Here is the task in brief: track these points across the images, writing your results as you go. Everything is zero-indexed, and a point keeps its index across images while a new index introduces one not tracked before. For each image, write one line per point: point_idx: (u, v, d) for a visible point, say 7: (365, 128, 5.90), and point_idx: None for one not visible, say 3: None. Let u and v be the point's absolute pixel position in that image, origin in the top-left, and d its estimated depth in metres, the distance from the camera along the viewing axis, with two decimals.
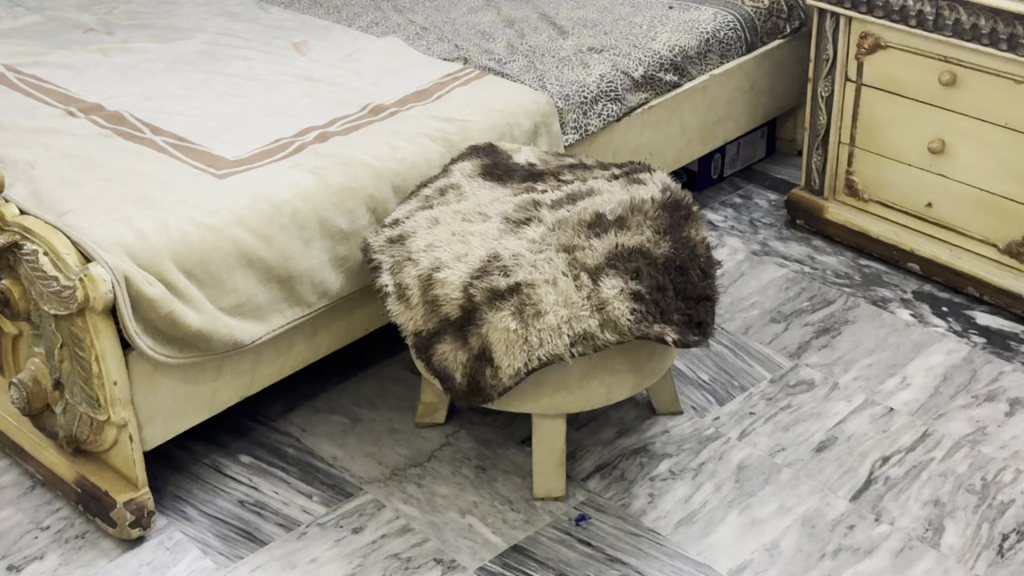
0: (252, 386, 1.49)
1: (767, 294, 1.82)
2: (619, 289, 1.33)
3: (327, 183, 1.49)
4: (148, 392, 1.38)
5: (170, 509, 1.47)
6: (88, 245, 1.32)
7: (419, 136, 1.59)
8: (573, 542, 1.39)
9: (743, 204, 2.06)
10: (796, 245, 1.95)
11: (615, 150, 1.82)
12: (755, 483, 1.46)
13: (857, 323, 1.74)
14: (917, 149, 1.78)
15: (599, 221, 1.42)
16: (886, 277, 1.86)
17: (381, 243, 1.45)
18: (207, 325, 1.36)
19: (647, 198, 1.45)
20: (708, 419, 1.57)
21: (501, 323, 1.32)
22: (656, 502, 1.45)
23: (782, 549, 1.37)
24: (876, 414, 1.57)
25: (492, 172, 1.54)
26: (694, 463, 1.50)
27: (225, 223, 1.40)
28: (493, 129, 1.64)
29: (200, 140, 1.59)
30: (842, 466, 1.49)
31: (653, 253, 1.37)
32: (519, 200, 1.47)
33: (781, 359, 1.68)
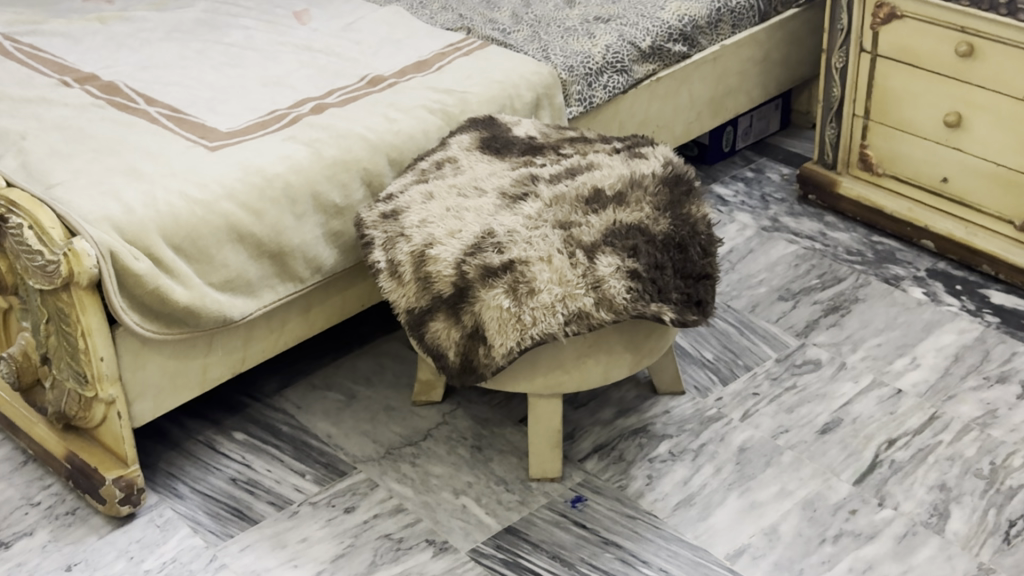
0: (245, 362, 1.47)
1: (776, 271, 1.78)
2: (615, 267, 1.29)
3: (320, 156, 1.46)
4: (136, 368, 1.36)
5: (161, 486, 1.45)
6: (73, 219, 1.29)
7: (416, 108, 1.56)
8: (567, 524, 1.37)
9: (754, 178, 2.01)
10: (808, 220, 1.90)
11: (621, 123, 1.78)
12: (756, 465, 1.43)
13: (868, 302, 1.70)
14: (932, 122, 1.73)
15: (597, 197, 1.38)
16: (899, 254, 1.81)
17: (374, 218, 1.42)
18: (195, 301, 1.34)
19: (648, 172, 1.42)
20: (710, 399, 1.54)
21: (494, 301, 1.29)
22: (654, 484, 1.41)
23: (781, 533, 1.33)
24: (883, 395, 1.53)
25: (491, 146, 1.50)
26: (694, 445, 1.47)
27: (215, 197, 1.38)
28: (493, 101, 1.60)
29: (194, 111, 1.56)
30: (846, 448, 1.45)
31: (652, 230, 1.34)
32: (517, 175, 1.44)
33: (788, 338, 1.64)
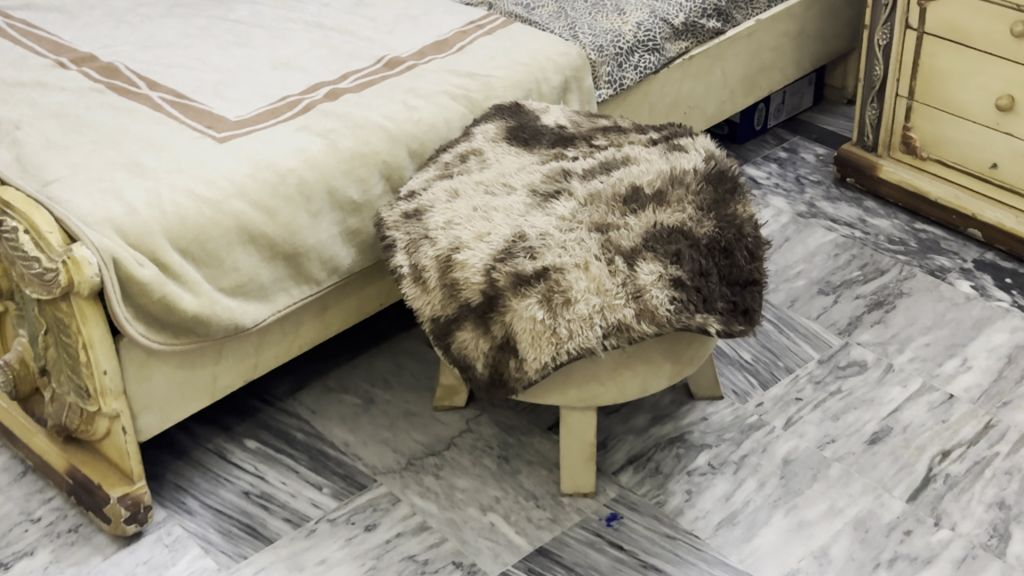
0: (257, 369, 1.38)
1: (815, 262, 1.68)
2: (657, 275, 1.20)
3: (336, 148, 1.36)
4: (142, 381, 1.26)
5: (169, 500, 1.36)
6: (72, 222, 1.20)
7: (437, 93, 1.46)
8: (603, 545, 1.28)
9: (788, 158, 1.91)
10: (846, 205, 1.80)
11: (652, 105, 1.68)
12: (802, 479, 1.35)
13: (913, 296, 1.61)
14: (982, 105, 1.62)
15: (636, 196, 1.28)
16: (944, 243, 1.71)
17: (396, 218, 1.32)
18: (204, 309, 1.25)
19: (689, 168, 1.32)
20: (751, 404, 1.45)
21: (527, 312, 1.20)
22: (694, 501, 1.33)
23: (832, 556, 1.25)
24: (934, 401, 1.44)
25: (518, 136, 1.40)
26: (735, 456, 1.38)
27: (225, 196, 1.28)
28: (519, 86, 1.49)
29: (200, 97, 1.46)
30: (897, 461, 1.37)
31: (696, 234, 1.24)
32: (549, 170, 1.34)
33: (831, 337, 1.55)
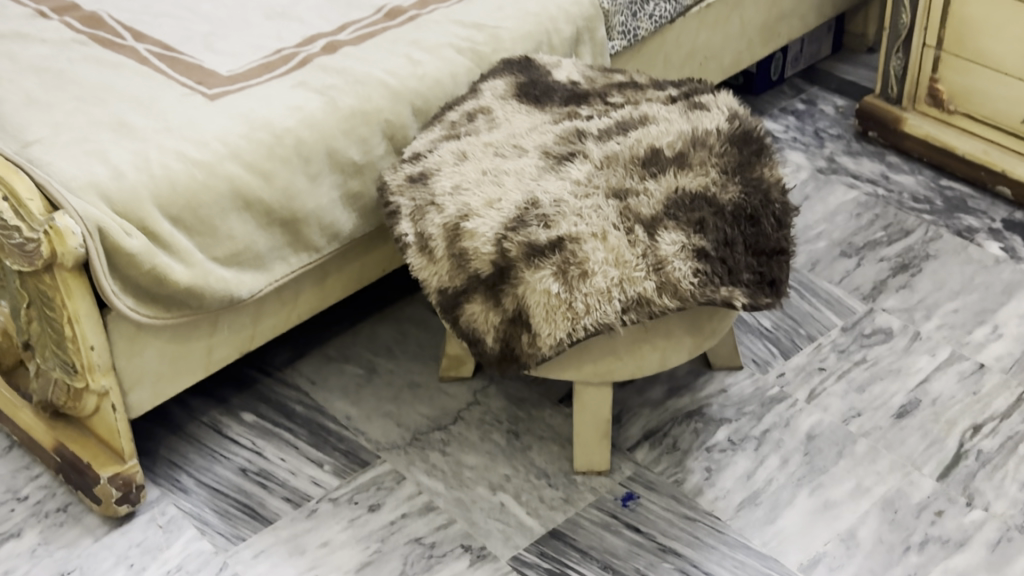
0: (254, 339, 1.30)
1: (836, 223, 1.61)
2: (680, 245, 1.13)
3: (335, 106, 1.28)
4: (132, 356, 1.19)
5: (162, 477, 1.30)
6: (54, 187, 1.11)
7: (443, 47, 1.37)
8: (619, 528, 1.22)
9: (806, 111, 1.83)
10: (868, 161, 1.73)
11: (667, 57, 1.59)
12: (827, 456, 1.28)
13: (940, 259, 1.54)
14: (1017, 57, 1.54)
15: (655, 159, 1.21)
16: (971, 202, 1.63)
17: (400, 182, 1.24)
18: (197, 281, 1.17)
19: (712, 128, 1.24)
20: (772, 375, 1.39)
21: (540, 285, 1.12)
22: (714, 479, 1.27)
23: (859, 539, 1.19)
24: (964, 371, 1.37)
25: (529, 93, 1.32)
26: (756, 431, 1.32)
27: (218, 158, 1.20)
28: (529, 37, 1.41)
29: (189, 49, 1.37)
30: (927, 436, 1.30)
31: (720, 200, 1.16)
32: (562, 131, 1.26)
33: (854, 303, 1.48)
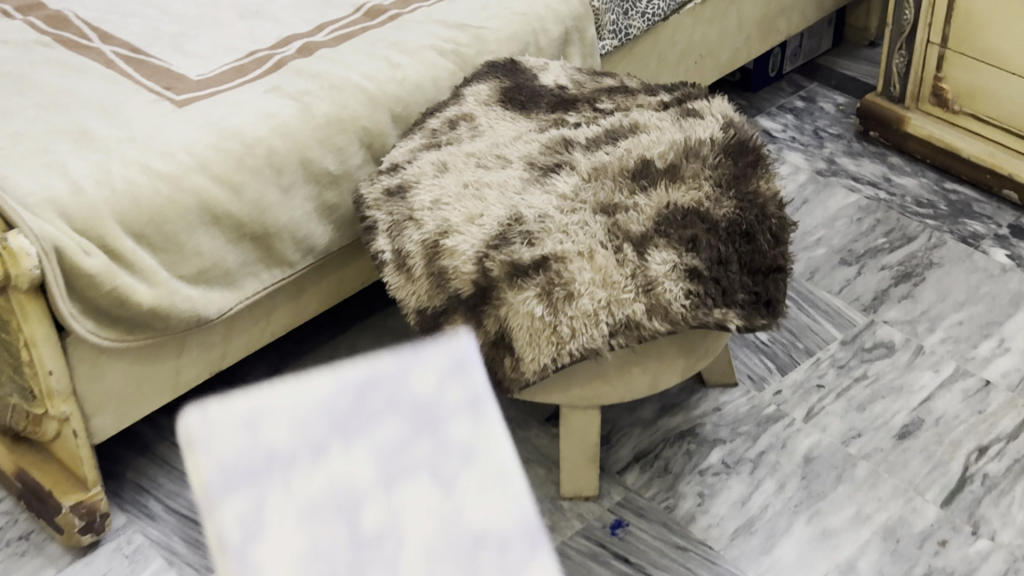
0: (225, 359, 1.25)
1: (835, 228, 1.55)
2: (672, 265, 1.06)
3: (309, 114, 1.21)
4: (95, 380, 1.13)
5: (129, 503, 1.24)
6: (8, 203, 1.03)
7: (424, 49, 1.30)
8: (606, 558, 1.16)
9: (805, 108, 1.77)
10: (869, 162, 1.66)
11: (660, 55, 1.53)
12: (826, 481, 1.22)
13: (944, 267, 1.48)
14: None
15: (645, 171, 1.14)
16: (976, 206, 1.57)
17: (377, 196, 1.18)
18: (161, 301, 1.11)
19: (706, 138, 1.17)
20: (768, 393, 1.33)
21: (524, 307, 1.06)
22: (708, 505, 1.21)
23: (861, 572, 1.12)
24: (969, 389, 1.31)
25: (514, 99, 1.26)
26: (751, 453, 1.26)
27: (184, 170, 1.13)
28: (515, 38, 1.34)
29: (158, 50, 1.31)
30: (930, 459, 1.24)
31: (714, 216, 1.10)
32: (548, 140, 1.20)
33: (854, 315, 1.42)
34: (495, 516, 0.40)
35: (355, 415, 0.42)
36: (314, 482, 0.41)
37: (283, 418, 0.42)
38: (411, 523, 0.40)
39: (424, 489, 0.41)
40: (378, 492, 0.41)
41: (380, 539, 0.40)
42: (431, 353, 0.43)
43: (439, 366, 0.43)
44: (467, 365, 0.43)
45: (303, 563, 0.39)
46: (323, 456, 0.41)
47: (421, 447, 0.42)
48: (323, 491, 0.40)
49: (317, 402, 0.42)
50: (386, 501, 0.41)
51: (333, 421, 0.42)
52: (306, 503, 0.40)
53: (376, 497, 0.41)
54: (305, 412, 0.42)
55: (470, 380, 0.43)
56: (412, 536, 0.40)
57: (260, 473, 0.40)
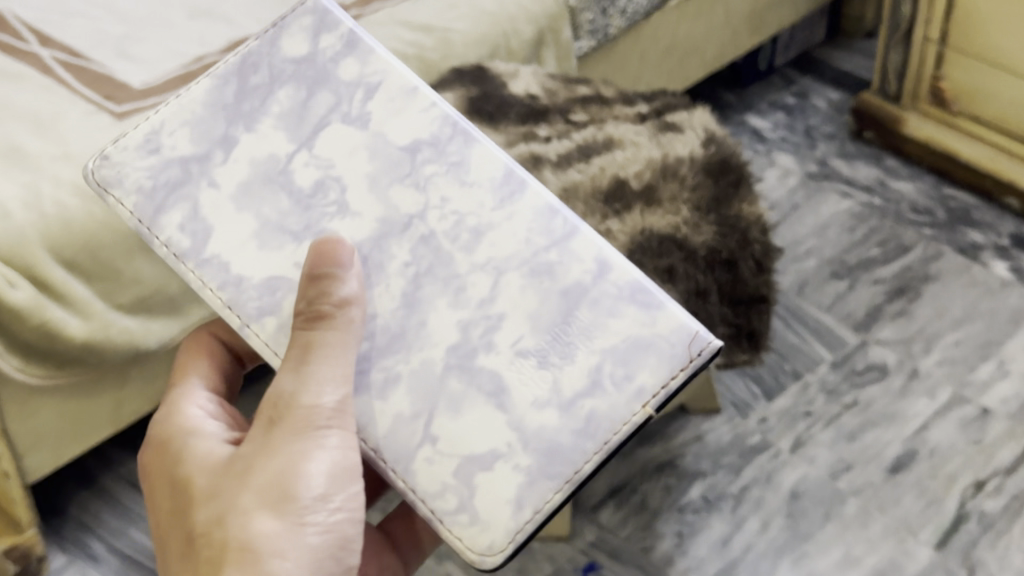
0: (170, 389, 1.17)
1: (826, 238, 1.47)
2: None
3: None
4: (26, 419, 1.05)
5: (69, 542, 1.15)
6: None
7: (385, 53, 1.21)
8: None
9: (797, 106, 1.69)
10: (863, 165, 1.58)
11: (642, 54, 1.44)
12: (813, 519, 1.14)
13: (941, 281, 1.40)
14: None
15: (619, 193, 1.06)
16: (976, 214, 1.49)
17: None
18: (95, 335, 1.03)
19: (685, 155, 1.09)
20: (753, 421, 1.25)
21: None
22: (686, 546, 1.13)
23: None
24: (966, 417, 1.23)
25: (481, 110, 1.17)
26: (734, 488, 1.18)
27: None
28: (484, 41, 1.25)
29: (100, 55, 1.22)
30: (924, 495, 1.16)
31: (693, 242, 1.02)
32: (516, 157, 1.12)
33: (845, 334, 1.34)
34: (420, 131, 0.68)
35: (245, 97, 0.69)
36: (239, 166, 0.68)
37: (179, 128, 0.68)
38: (329, 146, 0.68)
39: (335, 118, 0.68)
40: (297, 148, 0.68)
41: (317, 186, 0.67)
42: (282, 27, 0.70)
43: (303, 35, 0.70)
44: (334, 21, 0.70)
45: (254, 235, 0.67)
46: (230, 144, 0.68)
47: (322, 97, 0.69)
48: (248, 173, 0.67)
49: (206, 104, 0.68)
50: (307, 148, 0.68)
51: (229, 113, 0.68)
52: (233, 180, 0.67)
53: (294, 151, 0.68)
54: (202, 120, 0.68)
55: (338, 33, 0.70)
56: (350, 165, 0.67)
57: (180, 179, 0.68)
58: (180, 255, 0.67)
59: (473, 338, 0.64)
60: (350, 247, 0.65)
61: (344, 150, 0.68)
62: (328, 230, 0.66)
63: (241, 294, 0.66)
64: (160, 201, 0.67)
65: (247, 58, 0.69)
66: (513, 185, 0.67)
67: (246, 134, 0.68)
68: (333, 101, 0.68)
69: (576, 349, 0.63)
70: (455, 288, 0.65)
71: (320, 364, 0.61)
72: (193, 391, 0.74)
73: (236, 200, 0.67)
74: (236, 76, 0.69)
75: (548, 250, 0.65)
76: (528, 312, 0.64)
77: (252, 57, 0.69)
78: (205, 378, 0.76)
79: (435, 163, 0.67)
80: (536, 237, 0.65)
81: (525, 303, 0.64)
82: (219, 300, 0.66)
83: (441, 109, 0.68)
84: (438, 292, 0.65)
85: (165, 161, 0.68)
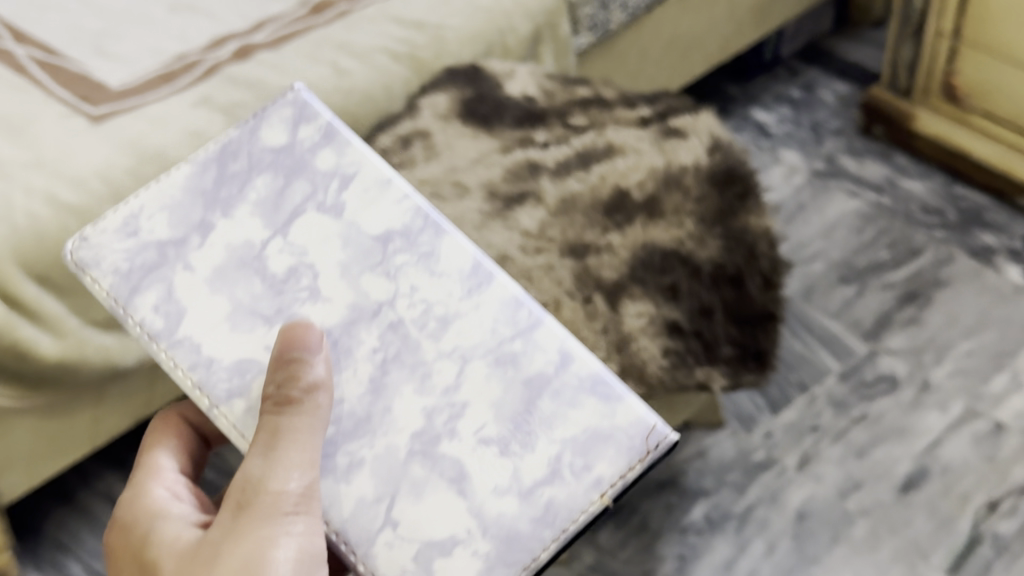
0: (150, 404, 1.12)
1: (833, 240, 1.42)
2: (648, 318, 0.93)
3: None
4: None
5: (46, 563, 1.10)
6: None
7: (375, 52, 1.15)
8: None
9: (803, 99, 1.64)
10: (872, 163, 1.53)
11: (643, 49, 1.38)
12: (820, 541, 1.09)
13: (953, 286, 1.35)
14: None
15: (620, 204, 1.01)
16: (988, 215, 1.44)
17: None
18: (69, 354, 0.98)
19: (689, 163, 1.04)
20: (757, 436, 1.20)
21: None
22: (688, 570, 1.08)
23: None
24: (979, 433, 1.18)
25: (476, 112, 1.12)
26: (738, 508, 1.13)
27: (96, 201, 0.99)
28: (479, 38, 1.20)
29: (76, 52, 1.16)
30: (935, 515, 1.11)
31: (697, 258, 0.96)
32: (512, 164, 1.06)
33: (854, 343, 1.29)
34: (393, 220, 0.68)
35: (224, 182, 0.70)
36: (215, 251, 0.68)
37: (160, 215, 0.69)
38: (302, 234, 0.68)
39: (310, 207, 0.69)
40: (273, 234, 0.68)
41: (289, 273, 0.67)
42: (265, 116, 0.72)
43: (282, 124, 0.72)
44: (311, 113, 0.72)
45: (225, 314, 0.67)
46: (208, 230, 0.69)
47: (296, 187, 0.70)
48: (223, 257, 0.68)
49: (188, 189, 0.70)
50: (282, 234, 0.68)
51: (208, 200, 0.70)
52: (207, 264, 0.68)
53: (272, 236, 0.68)
54: (182, 204, 0.69)
55: (316, 125, 0.72)
56: (320, 252, 0.68)
57: (155, 262, 0.68)
58: (153, 337, 0.67)
59: (438, 425, 0.63)
60: (320, 331, 0.64)
61: (317, 235, 0.68)
62: (299, 314, 0.66)
63: (211, 376, 0.65)
64: (138, 284, 0.68)
65: (226, 147, 0.71)
66: (480, 278, 0.67)
67: (222, 221, 0.69)
68: (308, 189, 0.69)
69: (536, 439, 0.62)
70: (422, 374, 0.64)
71: (287, 450, 0.59)
72: (159, 468, 0.71)
73: (212, 286, 0.67)
74: (216, 163, 0.71)
75: (513, 339, 0.65)
76: (492, 401, 0.63)
77: (235, 143, 0.71)
78: (168, 458, 0.72)
79: (406, 253, 0.67)
80: (501, 327, 0.65)
81: (488, 394, 0.64)
82: (190, 381, 0.65)
83: (414, 203, 0.69)
84: (405, 379, 0.65)
85: (142, 245, 0.69)
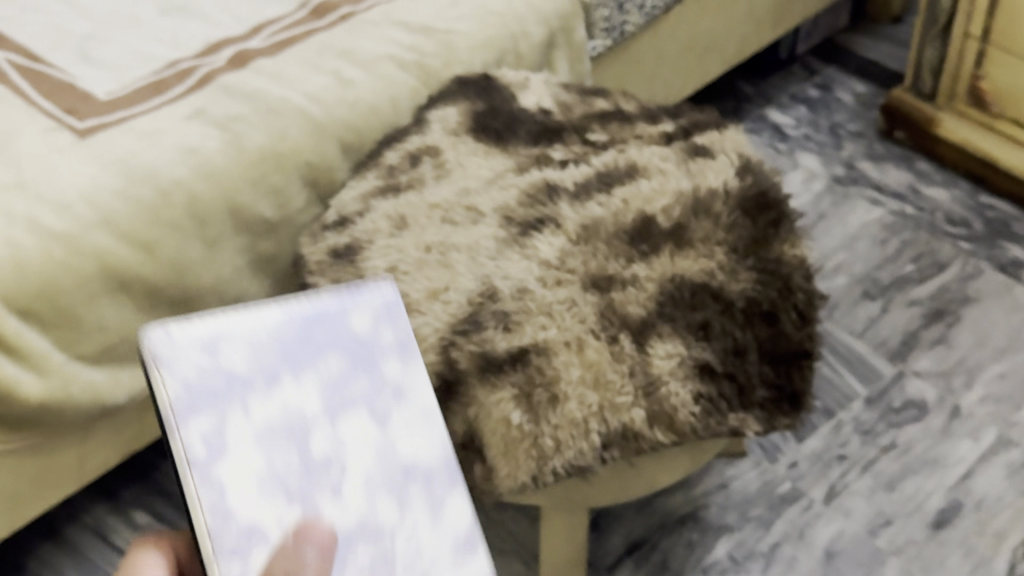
0: (139, 437, 1.05)
1: (855, 252, 1.36)
2: (677, 359, 0.87)
3: (241, 149, 1.00)
4: None
5: None
6: None
7: (382, 60, 1.08)
8: None
9: (820, 99, 1.58)
10: (894, 168, 1.47)
11: (660, 50, 1.31)
12: None
13: (982, 304, 1.29)
14: None
15: (646, 232, 0.94)
16: (1016, 226, 1.38)
17: (321, 258, 0.95)
18: (54, 395, 0.92)
19: (718, 187, 0.97)
20: (782, 466, 1.15)
21: (499, 411, 0.86)
22: None
23: None
24: (1013, 464, 1.13)
25: (488, 127, 1.05)
26: (764, 546, 1.07)
27: (84, 228, 0.91)
28: (490, 45, 1.13)
29: (59, 57, 1.08)
30: (972, 554, 1.05)
31: (729, 293, 0.90)
32: (529, 185, 0.99)
33: (880, 365, 1.23)
34: (418, 456, 0.66)
35: (310, 335, 0.64)
36: (268, 407, 0.60)
37: (237, 341, 0.61)
38: (348, 431, 0.63)
39: (363, 409, 0.64)
40: (325, 420, 0.62)
41: (325, 461, 0.61)
42: (354, 298, 0.68)
43: (371, 314, 0.68)
44: (394, 316, 0.69)
45: (261, 477, 0.59)
46: (275, 384, 0.61)
47: (358, 380, 0.65)
48: (276, 415, 0.61)
49: (272, 330, 0.63)
50: (330, 421, 0.63)
51: (284, 352, 0.62)
52: (263, 417, 0.60)
53: (323, 421, 0.62)
54: (258, 344, 0.62)
55: (396, 327, 0.69)
56: (352, 456, 0.63)
57: (216, 393, 0.59)
58: (189, 465, 0.57)
59: None
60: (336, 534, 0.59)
61: (358, 439, 0.64)
62: (320, 509, 0.60)
63: (226, 529, 0.57)
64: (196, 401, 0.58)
65: (320, 312, 0.66)
66: (466, 549, 0.66)
67: (291, 381, 0.62)
68: (372, 390, 0.65)
69: None
70: None
71: None
72: None
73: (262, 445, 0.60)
74: (302, 320, 0.64)
75: None
76: None
77: (327, 309, 0.66)
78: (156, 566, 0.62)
79: (421, 493, 0.65)
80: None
81: None
82: (201, 524, 0.57)
83: (446, 451, 0.68)
84: None
85: (218, 369, 0.59)
